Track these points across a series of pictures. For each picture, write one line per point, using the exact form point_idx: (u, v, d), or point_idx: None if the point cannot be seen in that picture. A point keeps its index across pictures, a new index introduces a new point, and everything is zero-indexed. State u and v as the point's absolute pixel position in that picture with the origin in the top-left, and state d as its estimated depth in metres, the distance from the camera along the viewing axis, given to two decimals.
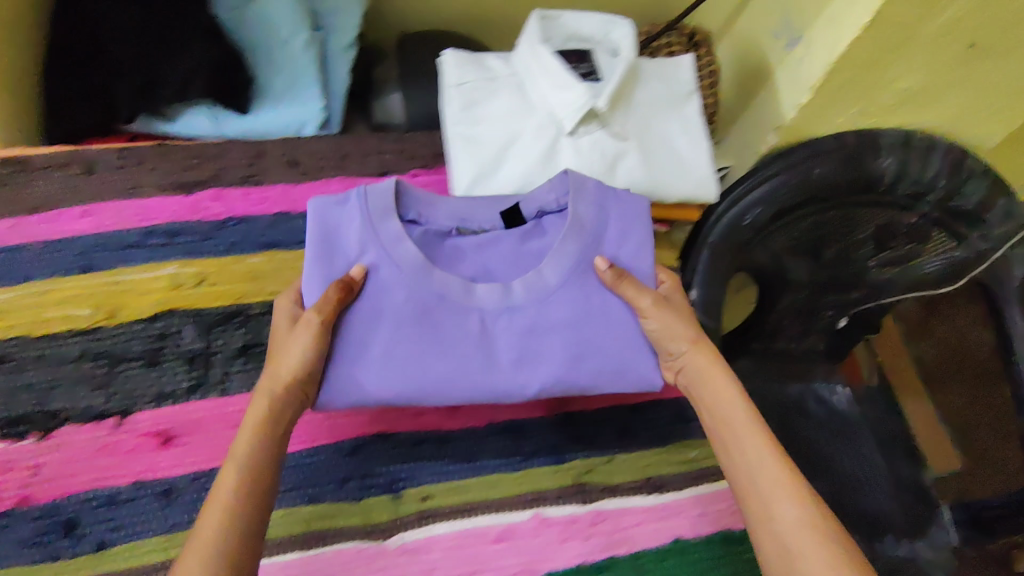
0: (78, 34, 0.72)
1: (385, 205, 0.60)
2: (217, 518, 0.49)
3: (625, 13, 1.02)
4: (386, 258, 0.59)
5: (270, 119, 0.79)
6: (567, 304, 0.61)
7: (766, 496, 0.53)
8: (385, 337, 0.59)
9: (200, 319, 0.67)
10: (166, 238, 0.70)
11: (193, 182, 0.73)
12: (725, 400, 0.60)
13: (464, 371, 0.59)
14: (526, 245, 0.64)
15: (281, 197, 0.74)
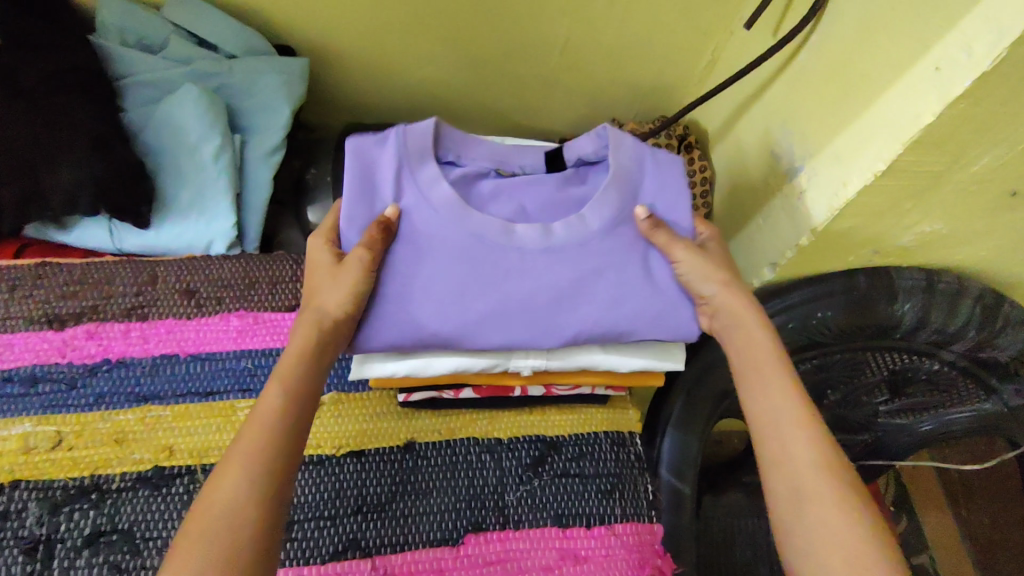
0: None
1: (420, 148, 0.55)
2: (252, 434, 0.44)
3: (609, 104, 0.92)
4: (418, 197, 0.55)
5: (174, 234, 0.69)
6: (616, 246, 0.56)
7: (781, 442, 0.47)
8: (425, 278, 0.53)
9: (45, 497, 0.56)
10: (25, 386, 0.60)
11: (69, 315, 0.63)
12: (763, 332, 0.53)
13: (503, 311, 0.53)
14: (566, 192, 0.59)
15: (167, 336, 0.63)
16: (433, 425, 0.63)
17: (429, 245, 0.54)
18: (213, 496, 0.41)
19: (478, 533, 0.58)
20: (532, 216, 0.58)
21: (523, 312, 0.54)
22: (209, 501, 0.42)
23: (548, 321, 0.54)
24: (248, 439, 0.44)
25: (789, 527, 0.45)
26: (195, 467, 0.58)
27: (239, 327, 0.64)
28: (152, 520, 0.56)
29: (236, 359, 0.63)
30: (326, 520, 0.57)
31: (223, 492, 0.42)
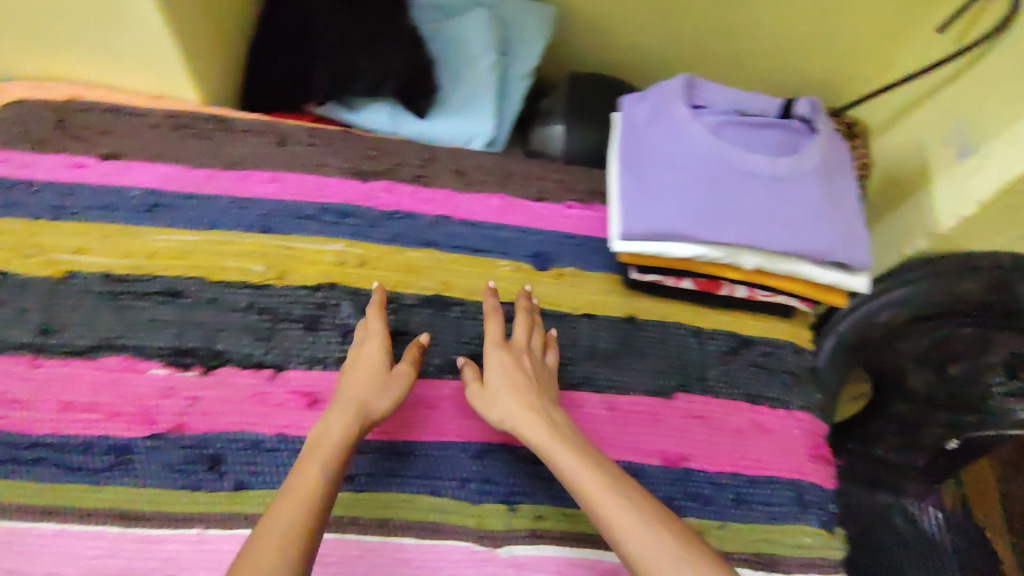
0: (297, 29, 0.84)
1: (679, 93, 0.72)
2: (284, 513, 0.49)
3: (787, 90, 1.06)
4: (675, 126, 0.71)
5: (443, 127, 0.85)
6: (817, 188, 0.70)
7: (592, 491, 0.52)
8: (680, 184, 0.68)
9: (356, 298, 0.70)
10: (337, 217, 0.74)
11: (369, 171, 0.78)
12: (558, 431, 0.57)
13: (738, 218, 0.67)
14: (789, 137, 0.72)
15: (445, 202, 0.77)
16: (654, 305, 0.75)
17: (689, 164, 0.69)
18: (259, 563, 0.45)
19: (685, 393, 0.70)
20: (766, 149, 0.70)
21: (755, 222, 0.67)
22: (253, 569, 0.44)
23: (771, 228, 0.67)
24: (279, 525, 0.47)
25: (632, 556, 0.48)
26: (467, 301, 0.72)
27: (500, 206, 0.78)
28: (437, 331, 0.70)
29: (497, 230, 0.76)
30: (568, 358, 0.70)
31: (265, 562, 0.45)
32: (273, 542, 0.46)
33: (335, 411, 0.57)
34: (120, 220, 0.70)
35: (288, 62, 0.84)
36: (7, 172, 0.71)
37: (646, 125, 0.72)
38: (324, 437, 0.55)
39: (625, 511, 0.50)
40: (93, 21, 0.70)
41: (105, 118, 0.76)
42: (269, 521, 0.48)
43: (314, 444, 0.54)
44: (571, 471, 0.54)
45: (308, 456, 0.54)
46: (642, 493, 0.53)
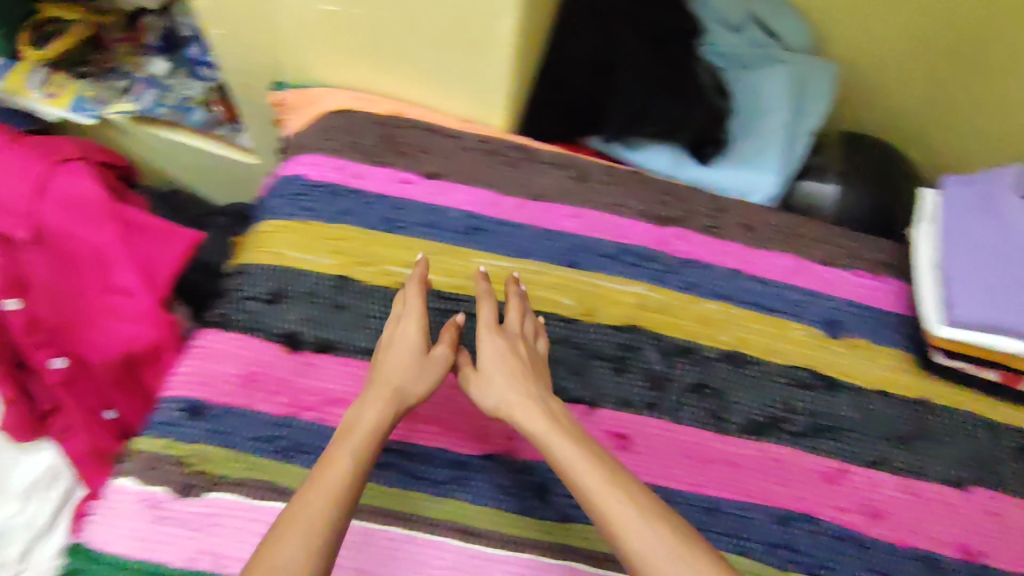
0: (593, 62, 0.84)
1: (1007, 185, 0.72)
2: (317, 504, 0.49)
3: None
4: (1001, 217, 0.70)
5: (726, 177, 0.84)
6: None
7: (594, 490, 0.51)
8: (1008, 276, 0.67)
9: (660, 344, 0.72)
10: (637, 259, 0.76)
11: (666, 217, 0.79)
12: (550, 418, 0.57)
13: None
14: None
15: (737, 255, 0.79)
16: (947, 388, 0.73)
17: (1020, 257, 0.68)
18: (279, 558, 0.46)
19: (984, 488, 0.69)
20: None
21: None
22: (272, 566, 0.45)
23: None
24: (307, 514, 0.48)
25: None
26: (765, 361, 0.73)
27: (791, 267, 0.79)
28: (737, 387, 0.71)
29: (788, 291, 0.77)
30: (865, 434, 0.70)
31: (287, 552, 0.46)
32: (293, 530, 0.47)
33: (369, 399, 0.58)
34: (443, 239, 0.74)
35: (580, 96, 0.85)
36: (342, 181, 0.76)
37: (965, 210, 0.72)
38: (358, 423, 0.56)
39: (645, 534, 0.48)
40: (445, 49, 0.74)
41: (425, 137, 0.80)
42: (297, 507, 0.49)
43: (350, 435, 0.55)
44: (571, 461, 0.53)
45: (340, 442, 0.54)
46: (612, 470, 0.52)
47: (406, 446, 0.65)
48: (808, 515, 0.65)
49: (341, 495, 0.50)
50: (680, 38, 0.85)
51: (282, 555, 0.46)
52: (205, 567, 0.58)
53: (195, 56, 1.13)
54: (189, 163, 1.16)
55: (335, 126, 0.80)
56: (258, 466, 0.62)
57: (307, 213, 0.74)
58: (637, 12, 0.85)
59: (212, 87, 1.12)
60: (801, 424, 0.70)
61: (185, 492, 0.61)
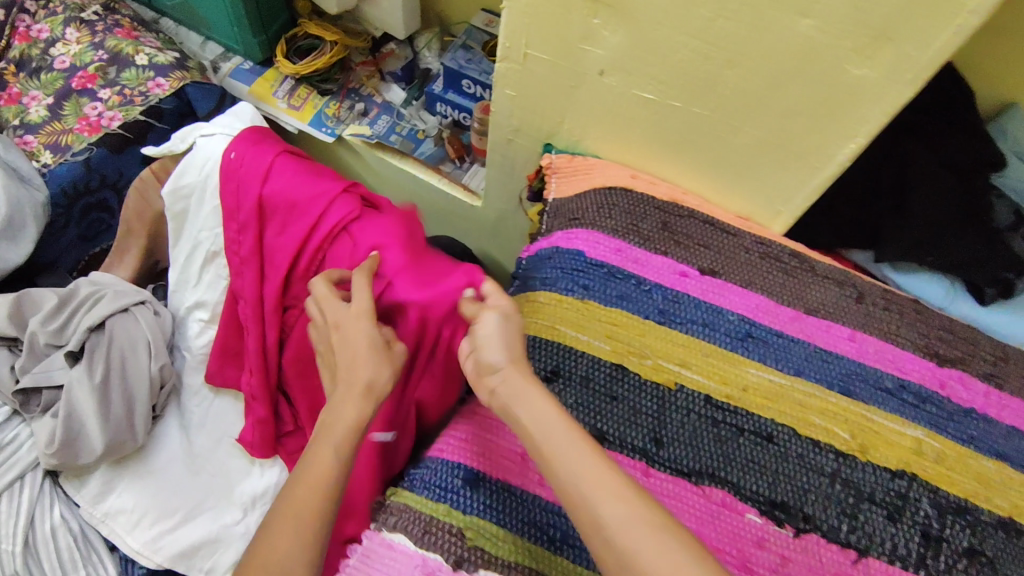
0: (885, 177, 0.84)
1: None
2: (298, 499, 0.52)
3: None
4: None
5: (1005, 321, 0.80)
6: None
7: (568, 463, 0.49)
8: None
9: (934, 498, 0.68)
10: (915, 399, 0.72)
11: (946, 356, 0.75)
12: (538, 389, 0.54)
13: None
14: None
15: (1017, 414, 0.74)
16: None
17: None
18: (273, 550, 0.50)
19: None
20: None
21: None
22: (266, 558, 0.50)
23: None
24: (297, 510, 0.52)
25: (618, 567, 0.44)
26: None
27: None
28: (1013, 563, 0.66)
29: None
30: None
31: (282, 549, 0.50)
32: (289, 528, 0.51)
33: (341, 395, 0.57)
34: (718, 343, 0.73)
35: (860, 210, 0.85)
36: (621, 264, 0.76)
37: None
38: (334, 416, 0.56)
39: (625, 515, 0.46)
40: (758, 151, 0.73)
41: (703, 230, 0.79)
42: (288, 508, 0.52)
43: (331, 429, 0.55)
44: (555, 443, 0.50)
45: (322, 439, 0.55)
46: (617, 472, 0.48)
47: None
48: None
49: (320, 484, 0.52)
50: (979, 168, 0.81)
51: (279, 549, 0.50)
52: None
53: (437, 92, 1.12)
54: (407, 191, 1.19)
55: (614, 205, 0.80)
56: (530, 552, 0.61)
57: (583, 291, 0.74)
58: (936, 132, 0.82)
59: (446, 124, 1.15)
60: None
61: (460, 565, 0.59)
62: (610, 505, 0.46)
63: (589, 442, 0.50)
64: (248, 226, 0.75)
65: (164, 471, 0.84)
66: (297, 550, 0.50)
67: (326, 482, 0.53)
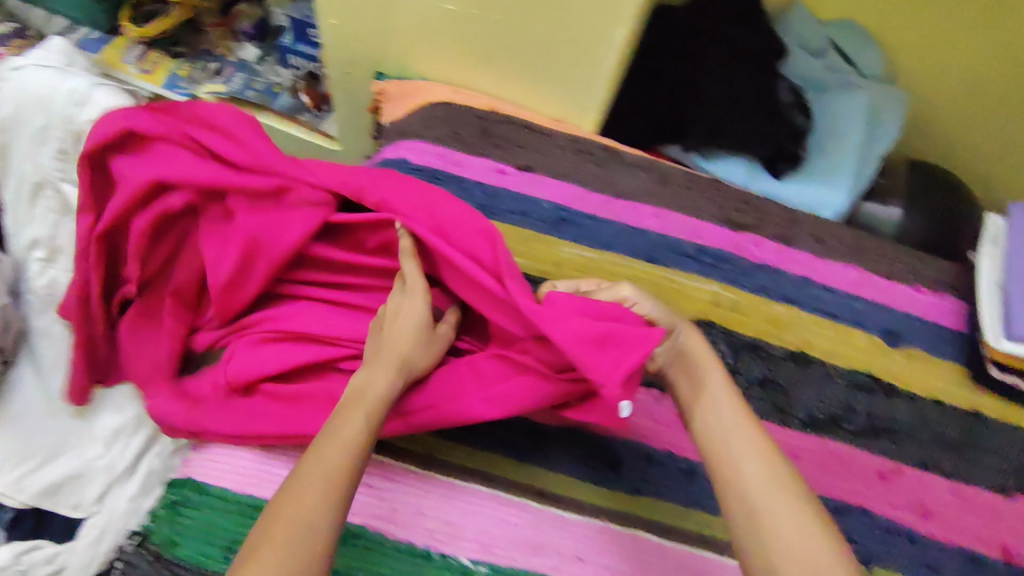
0: (685, 73, 0.92)
1: None
2: (330, 454, 0.52)
3: None
4: None
5: (798, 191, 0.90)
6: None
7: (732, 449, 0.54)
8: None
9: (728, 339, 0.77)
10: (713, 261, 0.81)
11: (741, 223, 0.84)
12: (729, 389, 0.59)
13: None
14: None
15: (807, 265, 0.82)
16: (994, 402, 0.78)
17: None
18: (299, 491, 0.49)
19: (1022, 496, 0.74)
20: None
21: None
22: (290, 501, 0.48)
23: None
24: (322, 465, 0.51)
25: (755, 505, 0.50)
26: (827, 362, 0.77)
27: (856, 278, 0.83)
28: (800, 385, 0.76)
29: (854, 300, 0.81)
30: (916, 437, 0.75)
31: (310, 497, 0.49)
32: (318, 475, 0.50)
33: (380, 364, 0.59)
34: (535, 228, 0.80)
35: (668, 108, 0.93)
36: (442, 167, 0.81)
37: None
38: (372, 390, 0.57)
39: (776, 468, 0.53)
40: (552, 49, 0.80)
41: (520, 133, 0.85)
42: (313, 460, 0.51)
43: (359, 395, 0.57)
44: (724, 426, 0.56)
45: (353, 404, 0.56)
46: (751, 441, 0.55)
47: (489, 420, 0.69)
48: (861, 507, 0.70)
49: (338, 431, 0.53)
50: (763, 58, 0.92)
51: (303, 488, 0.49)
52: None
53: (287, 44, 1.16)
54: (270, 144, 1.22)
55: (437, 116, 0.85)
56: None
57: None
58: (726, 32, 0.93)
59: (299, 75, 1.18)
60: (860, 424, 0.74)
61: None
62: (727, 450, 0.55)
63: (755, 422, 0.57)
64: (97, 188, 0.76)
65: (25, 416, 0.80)
66: (321, 501, 0.49)
67: (358, 437, 0.53)
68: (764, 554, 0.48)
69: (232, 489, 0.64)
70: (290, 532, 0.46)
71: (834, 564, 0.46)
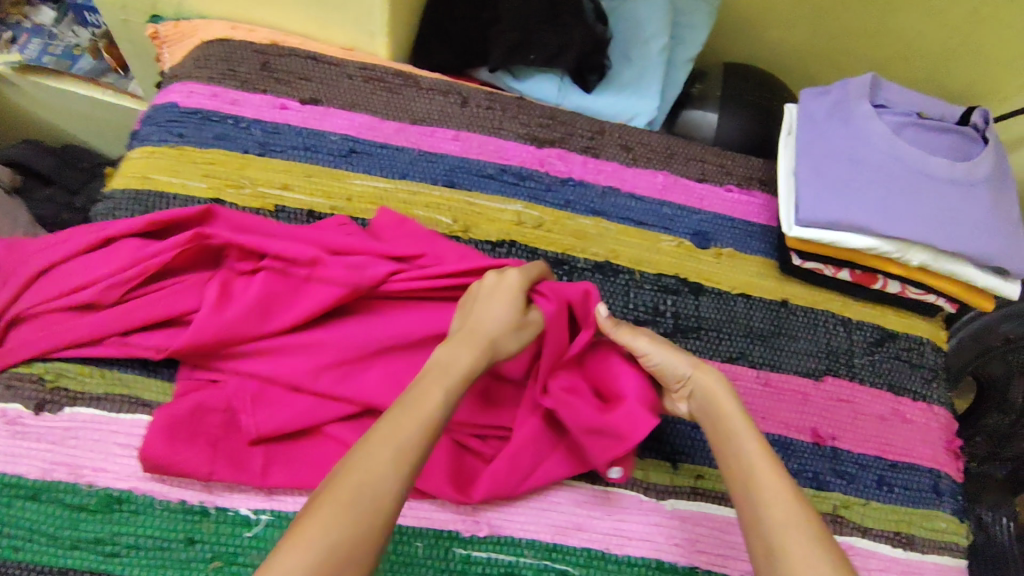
0: None
1: (859, 93, 0.76)
2: (400, 428, 0.48)
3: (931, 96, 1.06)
4: (854, 121, 0.75)
5: (608, 103, 0.88)
6: (989, 197, 0.72)
7: (751, 484, 0.51)
8: (855, 177, 0.72)
9: (531, 258, 0.74)
10: (516, 179, 0.78)
11: (545, 138, 0.82)
12: (738, 411, 0.56)
13: (911, 216, 0.70)
14: (968, 148, 0.74)
15: (613, 174, 0.81)
16: (801, 290, 0.78)
17: (861, 160, 0.73)
18: (357, 461, 0.46)
19: (833, 377, 0.74)
20: (942, 153, 0.73)
21: (926, 223, 0.70)
22: (351, 471, 0.45)
23: (943, 228, 0.70)
24: (389, 451, 0.47)
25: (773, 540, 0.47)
26: (634, 269, 0.76)
27: (664, 183, 0.81)
28: (604, 294, 0.74)
29: (661, 205, 0.80)
30: (725, 333, 0.74)
31: (377, 464, 0.46)
32: (390, 446, 0.47)
33: (458, 341, 0.57)
34: (321, 162, 0.75)
35: (467, 25, 0.87)
36: (217, 107, 0.76)
37: (822, 119, 0.76)
38: (454, 364, 0.55)
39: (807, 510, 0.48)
40: None
41: (305, 65, 0.80)
42: (384, 433, 0.48)
43: (439, 382, 0.53)
44: (752, 458, 0.52)
45: (433, 377, 0.53)
46: (787, 487, 0.50)
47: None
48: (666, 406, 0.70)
49: (399, 427, 0.48)
50: None
51: (369, 462, 0.46)
52: (62, 478, 0.58)
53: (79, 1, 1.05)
54: (78, 112, 1.12)
55: (211, 54, 0.79)
56: (120, 382, 0.62)
57: (179, 138, 0.74)
58: None
59: (98, 33, 1.07)
60: (667, 327, 0.73)
61: (42, 408, 0.60)
62: (765, 494, 0.50)
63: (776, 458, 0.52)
64: None
65: None
66: (391, 471, 0.46)
67: (429, 414, 0.50)
68: (750, 509, 0.50)
69: None
70: (328, 534, 0.42)
71: (792, 504, 0.49)
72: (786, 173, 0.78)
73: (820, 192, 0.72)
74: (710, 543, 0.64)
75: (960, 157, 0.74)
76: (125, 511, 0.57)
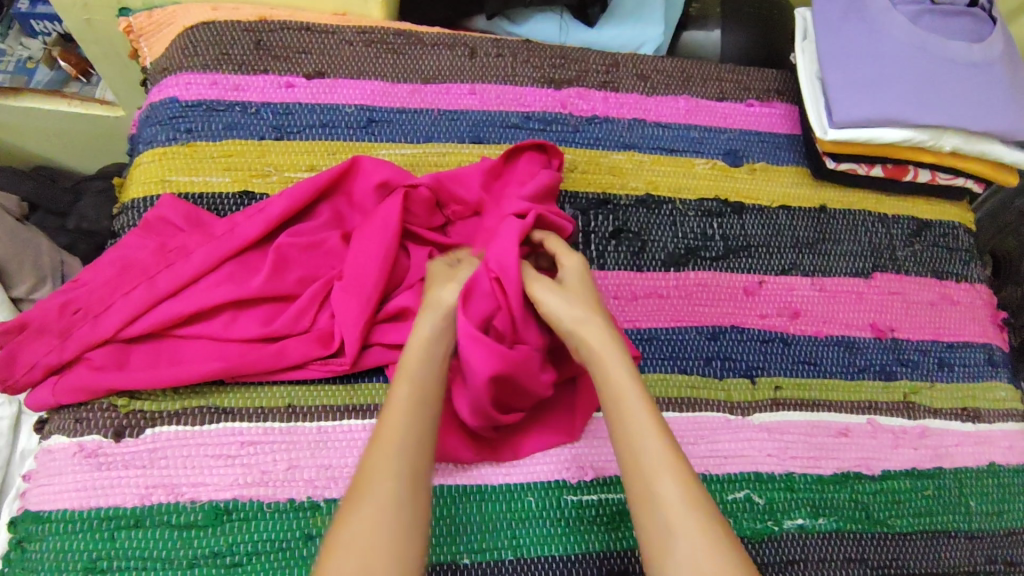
0: None
1: None
2: (378, 489, 0.46)
3: None
4: (870, 15, 0.74)
5: (614, 34, 0.86)
6: (1007, 73, 0.73)
7: (634, 428, 0.49)
8: (880, 70, 0.72)
9: (575, 203, 0.73)
10: (542, 125, 0.77)
11: (562, 79, 0.79)
12: (609, 333, 0.55)
13: (941, 100, 0.71)
14: (982, 28, 0.74)
15: (636, 105, 0.80)
16: (836, 192, 0.79)
17: (885, 52, 0.73)
18: (350, 526, 0.44)
19: (882, 272, 0.76)
20: (959, 37, 0.73)
21: (957, 105, 0.71)
22: (344, 541, 0.43)
23: (974, 108, 0.71)
24: (371, 501, 0.45)
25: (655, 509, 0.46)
26: (675, 199, 0.75)
27: (687, 107, 0.80)
28: (653, 227, 0.73)
29: (688, 130, 0.79)
30: (774, 246, 0.75)
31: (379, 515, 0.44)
32: (382, 495, 0.45)
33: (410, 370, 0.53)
34: (344, 138, 0.72)
35: None
36: (221, 96, 0.71)
37: (838, 21, 0.76)
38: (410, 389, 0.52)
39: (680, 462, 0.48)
40: None
41: (302, 37, 0.75)
42: (364, 485, 0.46)
43: (394, 410, 0.50)
44: (621, 390, 0.51)
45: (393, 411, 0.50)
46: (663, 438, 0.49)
47: (339, 353, 0.63)
48: (735, 325, 0.70)
49: (378, 470, 0.47)
50: None
51: (360, 526, 0.44)
52: (162, 499, 0.56)
53: (24, 10, 0.97)
54: (43, 128, 1.04)
55: (198, 40, 0.74)
56: (197, 394, 0.60)
57: (188, 134, 0.70)
58: None
59: (52, 41, 1.01)
60: (719, 250, 0.73)
61: (122, 435, 0.58)
62: (643, 445, 0.48)
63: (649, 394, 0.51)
64: None
65: None
66: (393, 507, 0.45)
67: (392, 447, 0.48)
68: (638, 460, 0.48)
69: (76, 508, 0.56)
70: None
71: (678, 463, 0.47)
72: (807, 79, 0.78)
73: (850, 90, 0.72)
74: (800, 447, 0.66)
75: (977, 39, 0.74)
76: (234, 520, 0.56)
